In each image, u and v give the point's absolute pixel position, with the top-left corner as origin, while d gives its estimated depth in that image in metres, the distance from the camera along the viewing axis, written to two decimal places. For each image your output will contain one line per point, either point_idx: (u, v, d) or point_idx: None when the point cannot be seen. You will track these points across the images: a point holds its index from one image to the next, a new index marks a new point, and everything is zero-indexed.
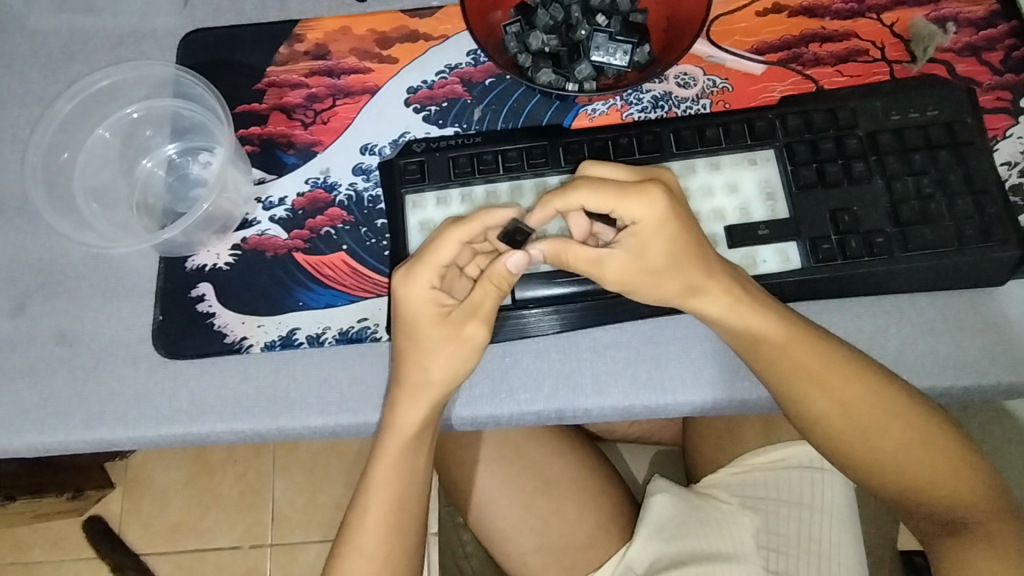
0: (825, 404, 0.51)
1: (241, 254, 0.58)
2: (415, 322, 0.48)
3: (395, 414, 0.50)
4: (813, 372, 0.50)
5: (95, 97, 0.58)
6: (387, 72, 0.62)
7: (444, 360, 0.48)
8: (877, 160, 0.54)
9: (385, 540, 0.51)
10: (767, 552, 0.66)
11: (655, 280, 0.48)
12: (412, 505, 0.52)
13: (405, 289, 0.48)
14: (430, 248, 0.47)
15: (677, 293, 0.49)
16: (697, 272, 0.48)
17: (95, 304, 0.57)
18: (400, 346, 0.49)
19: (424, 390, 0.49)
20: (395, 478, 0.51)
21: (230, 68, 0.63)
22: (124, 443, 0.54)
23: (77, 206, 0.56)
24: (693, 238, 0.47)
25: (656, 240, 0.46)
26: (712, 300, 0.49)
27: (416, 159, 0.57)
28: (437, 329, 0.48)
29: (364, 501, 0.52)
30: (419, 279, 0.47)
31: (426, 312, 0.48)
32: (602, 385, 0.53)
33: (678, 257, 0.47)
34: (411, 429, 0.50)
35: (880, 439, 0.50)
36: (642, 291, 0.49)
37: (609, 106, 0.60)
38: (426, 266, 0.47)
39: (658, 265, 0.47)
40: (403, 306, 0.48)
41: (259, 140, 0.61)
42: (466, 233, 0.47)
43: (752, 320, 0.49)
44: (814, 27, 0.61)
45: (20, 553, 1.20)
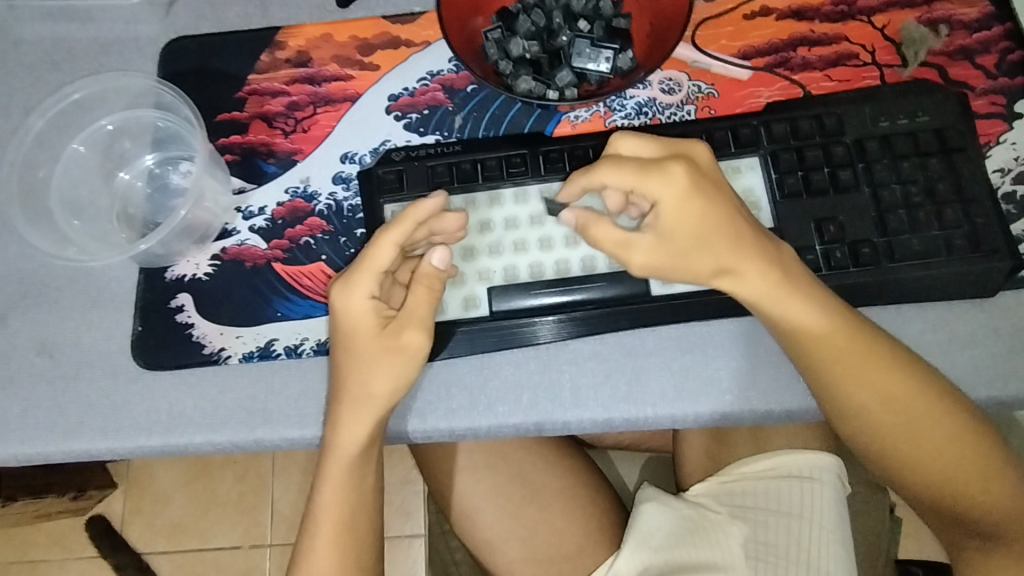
0: (869, 399, 0.48)
1: (221, 264, 0.58)
2: (353, 333, 0.47)
3: (334, 433, 0.49)
4: (859, 366, 0.47)
5: (71, 110, 0.58)
6: (368, 80, 0.62)
7: (383, 373, 0.47)
8: (865, 168, 0.53)
9: (338, 562, 0.51)
10: (755, 562, 0.65)
11: (685, 261, 0.46)
12: (363, 523, 0.52)
13: (343, 299, 0.47)
14: (370, 253, 0.47)
15: (708, 275, 0.46)
16: (728, 249, 0.45)
17: (76, 314, 0.57)
18: (342, 360, 0.48)
19: (364, 405, 0.48)
20: (343, 500, 0.50)
21: (213, 76, 0.63)
22: (104, 454, 0.54)
23: (56, 220, 0.56)
24: (723, 214, 0.45)
25: (684, 217, 0.45)
26: (745, 275, 0.46)
27: (394, 169, 0.56)
28: (374, 340, 0.47)
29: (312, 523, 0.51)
30: (358, 290, 0.47)
31: (365, 322, 0.47)
32: (581, 398, 0.53)
33: (705, 236, 0.45)
34: (353, 449, 0.49)
35: (920, 440, 0.48)
36: (670, 273, 0.47)
37: (592, 113, 0.59)
38: (366, 273, 0.47)
39: (684, 246, 0.45)
40: (345, 319, 0.48)
41: (240, 149, 0.61)
42: (401, 234, 0.47)
43: (795, 309, 0.46)
44: (802, 30, 0.59)
45: (24, 552, 1.22)
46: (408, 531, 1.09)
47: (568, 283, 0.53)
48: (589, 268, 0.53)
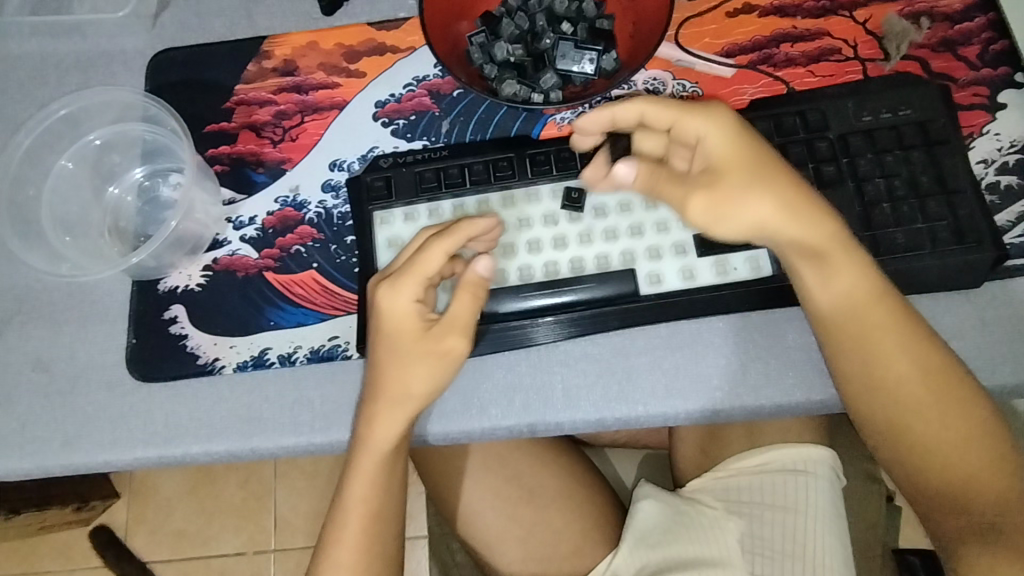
0: (900, 364, 0.47)
1: (212, 275, 0.58)
2: (397, 334, 0.48)
3: (369, 428, 0.49)
4: (892, 331, 0.46)
5: (59, 127, 0.59)
6: (355, 87, 0.62)
7: (425, 372, 0.48)
8: (848, 162, 0.53)
9: (360, 555, 0.51)
10: (752, 556, 0.66)
11: (745, 197, 0.44)
12: (388, 517, 0.52)
13: (391, 301, 0.47)
14: (419, 259, 0.47)
15: (766, 219, 0.44)
16: (782, 190, 0.44)
17: (70, 329, 0.57)
18: (382, 358, 0.49)
19: (403, 401, 0.48)
20: (370, 494, 0.50)
21: (200, 88, 0.63)
22: (101, 467, 0.54)
23: (47, 237, 0.57)
24: (767, 155, 0.45)
25: (731, 156, 0.44)
26: (800, 222, 0.44)
27: (382, 175, 0.57)
28: (419, 343, 0.48)
29: (338, 514, 0.51)
30: (405, 291, 0.47)
31: (410, 325, 0.48)
32: (573, 398, 0.53)
33: (753, 175, 0.44)
34: (387, 444, 0.49)
35: (931, 418, 0.47)
36: (730, 218, 0.44)
37: (578, 115, 0.59)
38: (411, 278, 0.47)
39: (738, 187, 0.44)
40: (389, 319, 0.48)
41: (229, 159, 0.61)
42: (452, 245, 0.47)
43: (840, 263, 0.45)
44: (785, 27, 0.60)
45: (30, 563, 1.22)
46: (411, 533, 1.10)
47: (558, 284, 0.53)
48: (576, 269, 0.54)
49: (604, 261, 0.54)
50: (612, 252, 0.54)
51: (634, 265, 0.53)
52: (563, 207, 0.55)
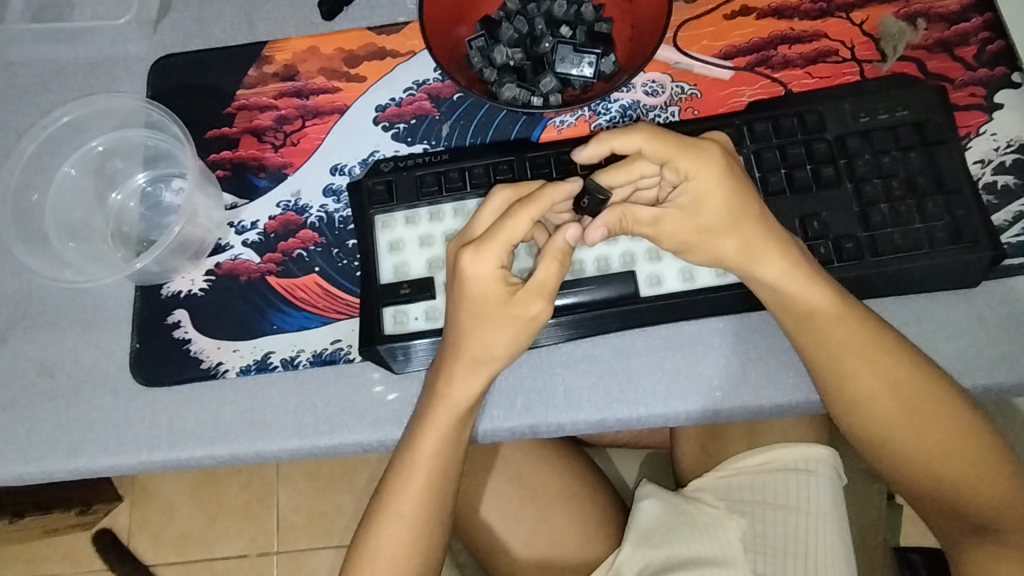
0: (876, 382, 0.50)
1: (216, 279, 0.58)
2: (479, 300, 0.47)
3: (450, 384, 0.50)
4: (870, 350, 0.50)
5: (62, 133, 0.59)
6: (355, 91, 0.62)
7: (507, 335, 0.48)
8: (847, 163, 0.53)
9: (421, 507, 0.52)
10: (755, 555, 0.66)
11: (712, 238, 0.49)
12: (449, 480, 0.53)
13: (475, 267, 0.46)
14: (504, 224, 0.46)
15: (735, 256, 0.49)
16: (755, 230, 0.48)
17: (74, 334, 0.57)
18: (465, 323, 0.48)
19: (484, 361, 0.49)
20: (439, 451, 0.51)
21: (202, 94, 0.63)
22: (107, 470, 0.55)
23: (51, 243, 0.57)
24: (745, 198, 0.47)
25: (715, 199, 0.47)
26: (772, 257, 0.48)
27: (383, 179, 0.57)
28: (504, 306, 0.47)
29: (404, 469, 0.52)
30: (490, 258, 0.46)
31: (495, 291, 0.47)
32: (575, 399, 0.53)
33: (731, 218, 0.48)
34: (464, 402, 0.50)
35: (917, 427, 0.50)
36: (695, 251, 0.49)
37: (577, 118, 0.60)
38: (496, 244, 0.46)
39: (712, 225, 0.48)
40: (471, 286, 0.47)
41: (230, 164, 0.62)
42: (539, 212, 0.46)
43: (807, 289, 0.49)
44: (782, 29, 0.60)
45: (33, 567, 1.23)
46: None
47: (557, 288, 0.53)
48: (578, 272, 0.53)
49: (604, 264, 0.54)
50: (612, 254, 0.54)
51: (634, 266, 0.53)
52: None
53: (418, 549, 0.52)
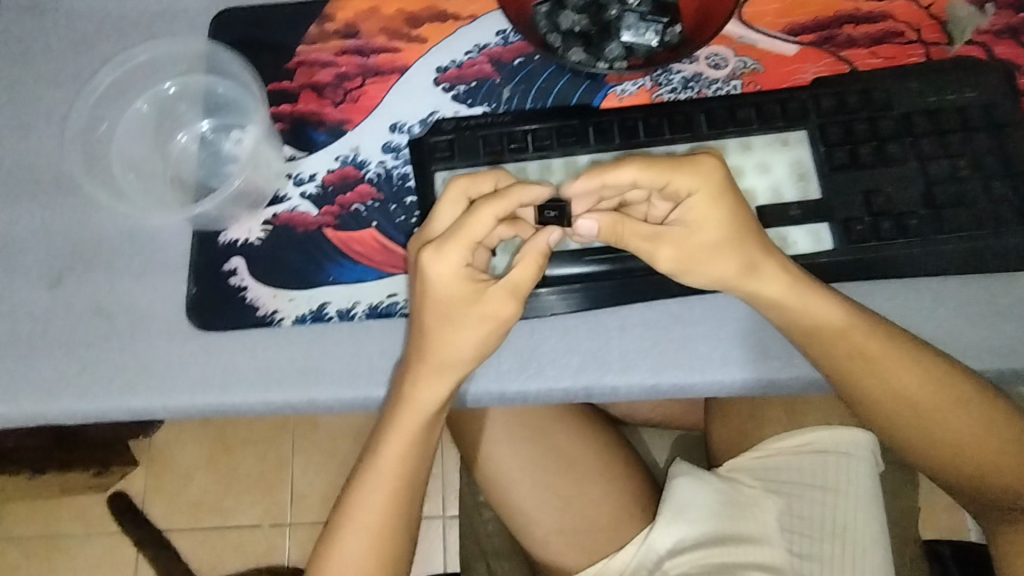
0: (881, 386, 0.52)
1: (272, 230, 0.59)
2: (446, 299, 0.48)
3: (415, 391, 0.51)
4: (874, 361, 0.51)
5: (138, 70, 0.60)
6: (416, 52, 0.63)
7: (472, 335, 0.49)
8: (912, 141, 0.54)
9: (388, 512, 0.54)
10: (790, 534, 0.68)
11: (714, 256, 0.49)
12: (419, 476, 0.55)
13: (436, 267, 0.47)
14: (468, 221, 0.47)
15: (736, 275, 0.49)
16: (755, 246, 0.49)
17: (129, 277, 0.58)
18: (430, 320, 0.49)
19: (450, 362, 0.50)
20: (407, 454, 0.54)
21: (262, 47, 0.63)
22: (161, 411, 0.55)
23: (114, 175, 0.58)
24: (744, 218, 0.48)
25: (712, 217, 0.48)
26: (770, 275, 0.49)
27: (446, 137, 0.57)
28: (471, 304, 0.48)
29: (370, 476, 0.54)
30: (453, 256, 0.47)
31: (460, 288, 0.48)
32: (628, 362, 0.54)
33: (728, 234, 0.48)
34: (428, 406, 0.52)
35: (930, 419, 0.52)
36: (699, 271, 0.50)
37: (639, 87, 0.60)
38: (460, 242, 0.47)
39: (705, 249, 0.49)
40: (436, 285, 0.48)
41: (290, 118, 0.61)
42: (502, 210, 0.47)
43: (818, 307, 0.50)
44: (848, 9, 0.60)
45: (45, 527, 1.23)
46: (426, 512, 1.18)
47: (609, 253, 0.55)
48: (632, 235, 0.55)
49: None
50: None
51: None
52: None
53: (387, 540, 0.55)
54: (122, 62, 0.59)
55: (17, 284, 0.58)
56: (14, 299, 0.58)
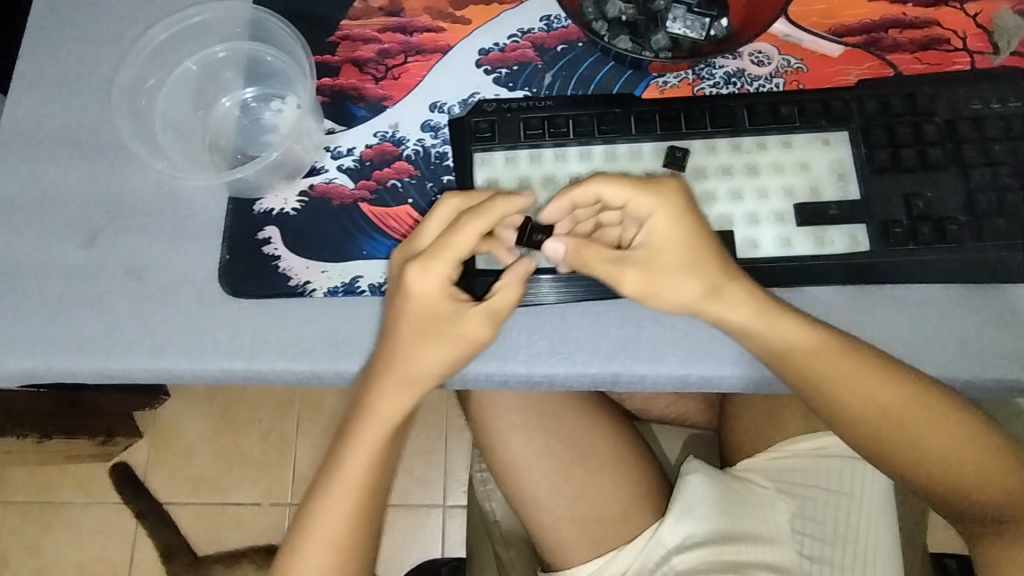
0: (859, 403, 0.52)
1: (308, 201, 0.59)
2: (423, 313, 0.49)
3: (379, 400, 0.51)
4: (847, 380, 0.51)
5: (190, 31, 0.60)
6: (459, 33, 0.62)
7: (445, 350, 0.49)
8: (954, 148, 0.54)
9: (350, 524, 0.54)
10: (802, 537, 0.68)
11: (675, 279, 0.49)
12: (381, 485, 0.55)
13: (420, 281, 0.48)
14: (450, 237, 0.48)
15: (698, 298, 0.50)
16: (718, 267, 0.50)
17: (164, 241, 0.58)
18: (405, 332, 0.49)
19: (416, 374, 0.50)
20: (370, 465, 0.53)
21: (306, 20, 0.63)
22: (186, 375, 0.55)
23: (156, 131, 0.58)
24: (704, 240, 0.50)
25: (676, 237, 0.49)
26: (734, 296, 0.50)
27: (487, 118, 0.57)
28: (447, 322, 0.49)
29: (332, 485, 0.54)
30: (435, 271, 0.48)
31: (438, 303, 0.49)
32: (659, 352, 0.54)
33: (694, 254, 0.49)
34: (393, 417, 0.52)
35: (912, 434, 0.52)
36: (657, 297, 0.50)
37: (681, 79, 0.60)
38: (442, 258, 0.48)
39: (670, 267, 0.49)
40: (415, 298, 0.49)
41: (330, 92, 0.61)
42: (484, 227, 0.48)
43: (784, 330, 0.50)
44: (895, 13, 0.60)
45: (46, 493, 1.23)
46: (427, 500, 1.18)
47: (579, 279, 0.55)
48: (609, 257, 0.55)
49: None
50: (709, 215, 0.54)
51: (733, 229, 0.54)
52: (664, 165, 0.55)
53: (347, 547, 0.54)
54: (174, 21, 0.59)
55: (51, 242, 0.58)
56: (46, 256, 0.58)
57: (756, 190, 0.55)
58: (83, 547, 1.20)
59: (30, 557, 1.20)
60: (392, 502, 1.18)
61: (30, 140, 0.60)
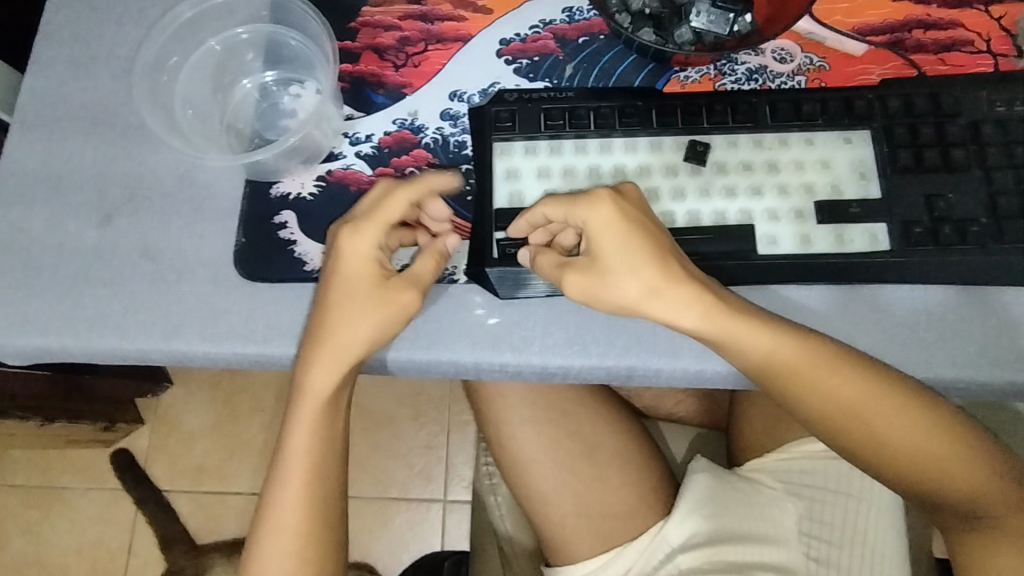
0: (814, 399, 0.51)
1: (325, 186, 0.59)
2: (353, 278, 0.51)
3: (308, 375, 0.52)
4: (795, 371, 0.50)
5: (214, 11, 0.60)
6: (481, 22, 0.62)
7: (372, 318, 0.50)
8: (977, 149, 0.54)
9: (303, 510, 0.54)
10: (808, 539, 0.68)
11: (612, 281, 0.49)
12: (332, 467, 0.55)
13: (349, 244, 0.51)
14: (381, 205, 0.51)
15: (636, 297, 0.49)
16: (652, 268, 0.49)
17: (180, 222, 0.58)
18: (332, 297, 0.51)
19: (340, 347, 0.51)
20: (312, 444, 0.54)
21: (327, 5, 0.63)
22: (198, 358, 0.55)
23: (176, 111, 0.58)
24: (640, 239, 0.49)
25: (608, 243, 0.49)
26: (670, 295, 0.49)
27: (508, 108, 0.57)
28: (372, 289, 0.51)
29: (283, 468, 0.54)
30: (365, 236, 0.51)
31: (367, 268, 0.51)
32: (674, 347, 0.53)
33: (626, 259, 0.49)
34: (322, 394, 0.52)
35: (879, 428, 0.51)
36: (601, 301, 0.50)
37: (702, 74, 0.59)
38: (373, 224, 0.51)
39: (611, 270, 0.49)
40: (345, 263, 0.51)
41: (350, 77, 0.61)
42: (414, 194, 0.51)
43: (734, 328, 0.49)
44: (919, 13, 0.60)
45: (46, 478, 1.22)
46: (428, 495, 1.18)
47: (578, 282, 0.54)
48: None
49: (720, 217, 0.54)
50: (728, 209, 0.54)
51: (753, 225, 0.54)
52: (684, 159, 0.55)
53: (307, 531, 0.54)
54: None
55: (66, 220, 0.58)
56: (61, 235, 0.57)
57: (776, 186, 0.54)
58: (82, 532, 1.20)
59: (29, 540, 1.20)
60: (393, 495, 1.18)
61: (47, 118, 0.60)
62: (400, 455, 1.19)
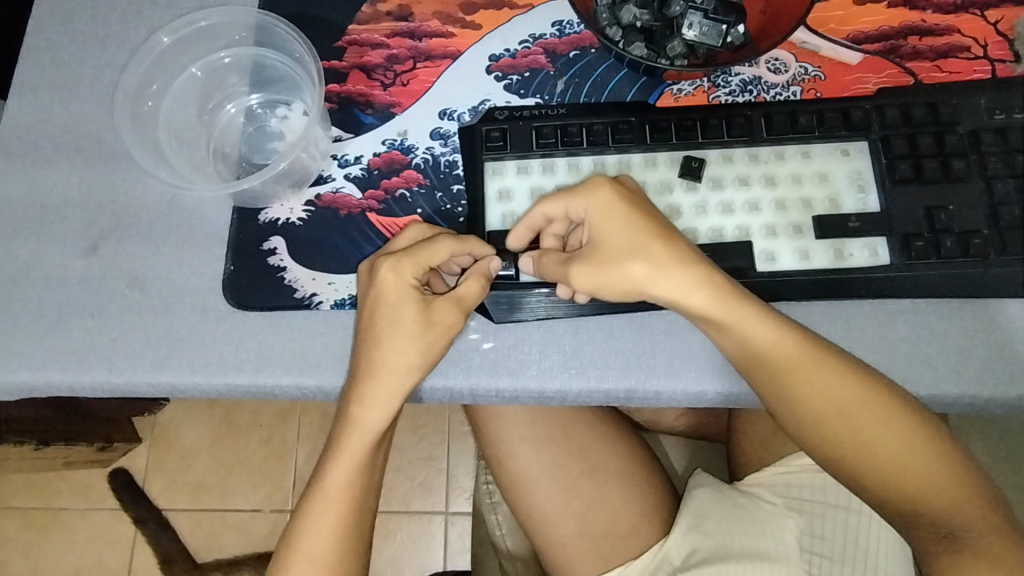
0: (802, 400, 0.50)
1: (314, 210, 0.57)
2: (394, 306, 0.50)
3: (360, 409, 0.50)
4: (783, 370, 0.49)
5: (193, 35, 0.58)
6: (470, 38, 0.61)
7: (416, 340, 0.49)
8: (977, 160, 0.53)
9: (333, 546, 0.52)
10: (811, 555, 0.66)
11: (616, 267, 0.49)
12: (366, 503, 0.54)
13: (390, 275, 0.50)
14: (427, 247, 0.50)
15: (643, 282, 0.48)
16: (656, 250, 0.48)
17: (167, 250, 0.56)
18: (376, 326, 0.50)
19: (396, 379, 0.49)
20: (350, 480, 0.52)
21: (313, 25, 0.62)
22: (188, 389, 0.54)
23: (160, 140, 0.56)
24: (645, 219, 0.49)
25: (610, 226, 0.49)
26: (677, 276, 0.48)
27: (499, 126, 0.56)
28: (415, 316, 0.49)
29: (316, 502, 0.53)
30: (408, 269, 0.50)
31: (409, 298, 0.50)
32: (674, 367, 0.52)
33: (628, 242, 0.49)
34: (376, 430, 0.51)
35: (864, 434, 0.49)
36: (611, 286, 0.49)
37: (696, 87, 0.59)
38: (417, 260, 0.50)
39: (615, 254, 0.49)
40: (387, 294, 0.50)
41: (338, 98, 0.60)
42: (459, 244, 0.51)
43: (746, 323, 0.48)
44: (913, 20, 0.59)
45: (45, 499, 1.21)
46: (429, 507, 1.17)
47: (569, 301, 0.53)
48: None
49: (717, 234, 0.53)
50: (726, 225, 0.53)
51: (751, 241, 0.53)
52: (679, 176, 0.54)
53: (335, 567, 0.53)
54: (178, 27, 0.57)
55: (51, 250, 0.57)
56: (47, 264, 0.56)
57: (774, 202, 0.53)
58: (82, 553, 1.19)
59: (28, 562, 1.19)
60: (393, 508, 1.17)
61: (31, 145, 0.59)
62: (400, 468, 1.18)
